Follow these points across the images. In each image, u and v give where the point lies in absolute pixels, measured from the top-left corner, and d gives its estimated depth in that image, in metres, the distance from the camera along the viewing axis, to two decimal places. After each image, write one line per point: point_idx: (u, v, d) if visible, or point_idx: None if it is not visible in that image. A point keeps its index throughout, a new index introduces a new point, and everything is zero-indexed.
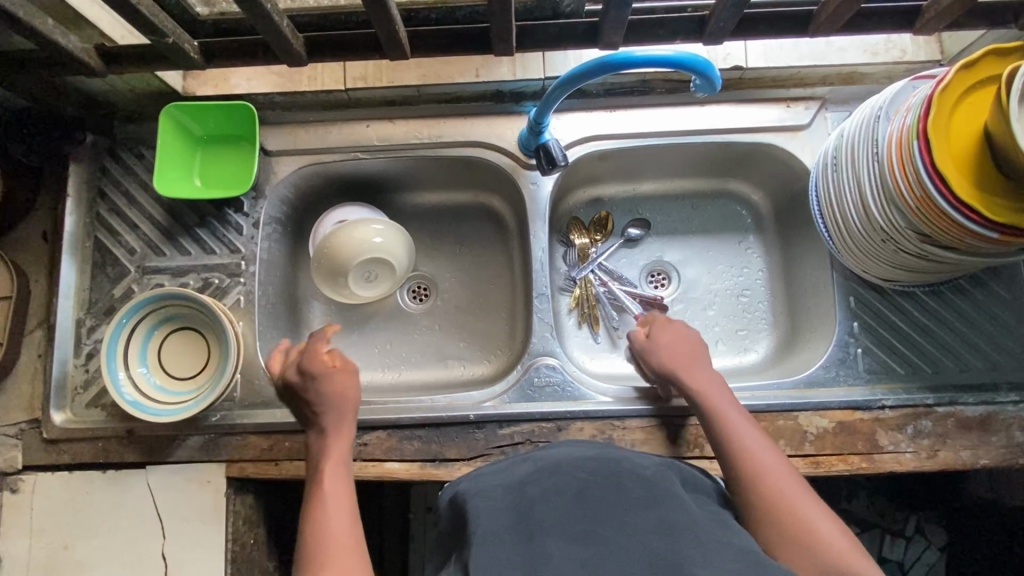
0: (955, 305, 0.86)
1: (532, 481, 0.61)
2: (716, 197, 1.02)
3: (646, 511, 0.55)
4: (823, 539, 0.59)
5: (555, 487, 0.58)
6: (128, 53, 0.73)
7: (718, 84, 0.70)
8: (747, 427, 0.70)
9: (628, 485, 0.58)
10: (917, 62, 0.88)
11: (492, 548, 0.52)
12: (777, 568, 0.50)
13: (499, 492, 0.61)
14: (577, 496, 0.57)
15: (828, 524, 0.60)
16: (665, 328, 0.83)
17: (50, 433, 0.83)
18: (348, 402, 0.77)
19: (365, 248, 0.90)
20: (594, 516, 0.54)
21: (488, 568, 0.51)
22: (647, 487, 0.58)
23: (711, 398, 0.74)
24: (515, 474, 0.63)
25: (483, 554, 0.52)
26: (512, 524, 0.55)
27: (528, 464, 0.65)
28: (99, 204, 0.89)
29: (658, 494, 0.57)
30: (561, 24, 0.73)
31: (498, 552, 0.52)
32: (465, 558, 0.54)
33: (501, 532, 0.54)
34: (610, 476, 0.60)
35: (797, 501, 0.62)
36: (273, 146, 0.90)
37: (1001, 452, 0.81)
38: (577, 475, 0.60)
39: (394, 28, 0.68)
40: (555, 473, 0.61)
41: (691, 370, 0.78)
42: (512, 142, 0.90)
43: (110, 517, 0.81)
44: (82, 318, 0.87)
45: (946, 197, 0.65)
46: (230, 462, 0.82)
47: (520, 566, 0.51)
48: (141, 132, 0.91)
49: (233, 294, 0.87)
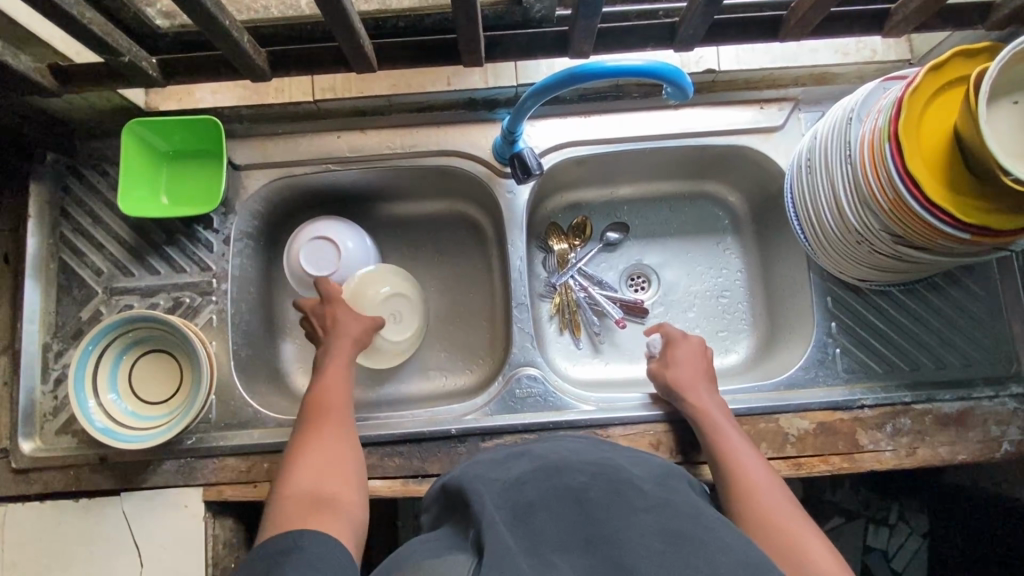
0: (931, 303, 0.87)
1: (531, 481, 0.60)
2: (694, 199, 1.02)
3: (647, 513, 0.53)
4: (805, 551, 0.59)
5: (555, 492, 0.57)
6: (84, 71, 0.70)
7: (689, 91, 0.69)
8: (740, 442, 0.73)
9: (631, 492, 0.57)
10: (887, 62, 0.88)
11: (500, 535, 0.51)
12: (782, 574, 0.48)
13: (498, 487, 0.60)
14: (576, 502, 0.56)
15: (810, 536, 0.61)
16: (679, 344, 0.85)
17: (19, 463, 0.81)
18: (358, 333, 0.84)
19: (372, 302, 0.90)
20: (595, 521, 0.53)
21: (498, 551, 0.49)
22: (649, 496, 0.57)
23: (712, 425, 0.75)
24: (513, 472, 0.63)
25: (492, 535, 0.51)
26: (511, 525, 0.54)
27: (530, 463, 0.64)
28: (63, 224, 0.86)
29: (659, 501, 0.56)
30: (531, 34, 0.72)
31: (502, 538, 0.50)
32: (476, 538, 0.52)
33: (501, 525, 0.53)
34: (610, 482, 0.58)
35: (783, 516, 0.63)
36: (242, 160, 0.88)
37: (977, 447, 0.82)
38: (577, 480, 0.59)
39: (359, 41, 0.66)
40: (557, 477, 0.60)
41: (696, 392, 0.79)
42: (486, 150, 0.89)
43: (85, 547, 0.79)
44: (49, 343, 0.84)
45: (918, 199, 0.65)
46: (208, 485, 0.81)
47: (528, 565, 0.49)
48: (104, 149, 0.88)
49: (205, 313, 0.86)
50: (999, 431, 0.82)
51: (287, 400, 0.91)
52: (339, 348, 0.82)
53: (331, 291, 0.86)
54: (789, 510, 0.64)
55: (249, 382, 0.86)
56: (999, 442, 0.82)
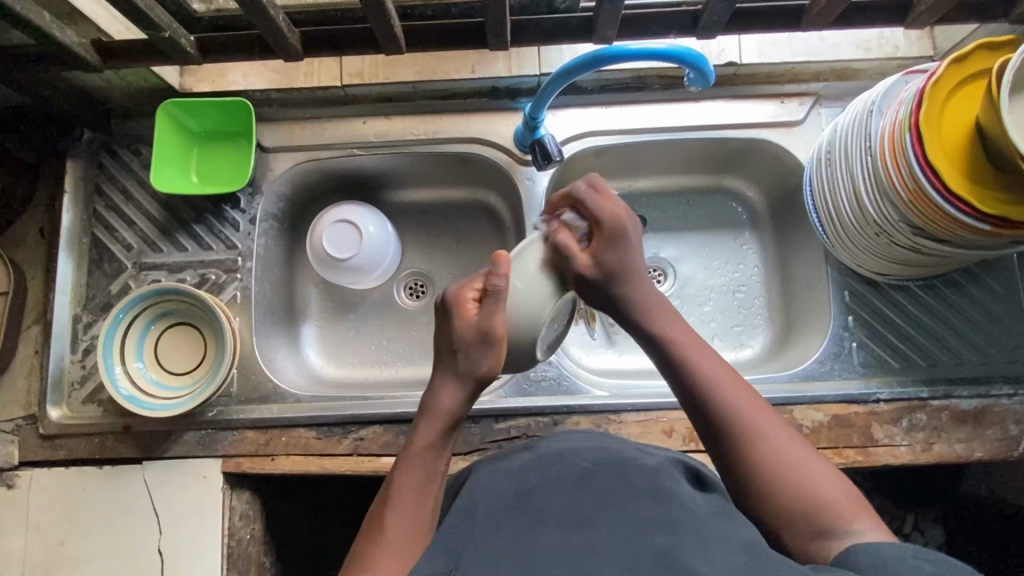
0: (950, 300, 0.86)
1: (533, 468, 0.59)
2: (712, 194, 1.02)
3: (649, 499, 0.52)
4: (797, 478, 0.53)
5: (556, 475, 0.57)
6: (126, 48, 0.73)
7: (711, 78, 0.71)
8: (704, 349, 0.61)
9: (634, 476, 0.56)
10: (910, 58, 0.88)
11: (484, 540, 0.50)
12: (781, 563, 0.47)
13: (502, 475, 0.60)
14: (579, 484, 0.55)
15: (818, 475, 0.54)
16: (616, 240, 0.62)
17: (46, 429, 0.84)
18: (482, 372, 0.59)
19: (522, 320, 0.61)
20: (596, 504, 0.52)
21: (491, 549, 0.49)
22: (651, 478, 0.56)
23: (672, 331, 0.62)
24: (518, 459, 0.63)
25: (486, 531, 0.51)
26: (511, 511, 0.53)
27: (532, 451, 0.64)
28: (96, 201, 0.89)
29: (660, 485, 0.55)
30: (555, 19, 0.73)
31: (495, 538, 0.50)
32: (477, 528, 0.52)
33: (500, 516, 0.53)
34: (614, 465, 0.58)
35: (764, 436, 0.56)
36: (270, 142, 0.90)
37: (995, 444, 0.81)
38: (581, 466, 0.58)
39: (389, 22, 0.68)
40: (559, 461, 0.59)
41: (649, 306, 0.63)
42: (508, 138, 0.90)
43: (107, 513, 0.81)
44: (79, 315, 0.87)
45: (939, 189, 0.65)
46: (227, 457, 0.82)
47: (518, 551, 0.48)
48: (138, 129, 0.91)
49: (230, 290, 0.88)
50: (1017, 430, 0.81)
51: (306, 378, 0.93)
52: (454, 414, 0.59)
53: (494, 330, 0.58)
54: (787, 444, 0.55)
55: (268, 358, 0.88)
56: (1017, 441, 0.81)
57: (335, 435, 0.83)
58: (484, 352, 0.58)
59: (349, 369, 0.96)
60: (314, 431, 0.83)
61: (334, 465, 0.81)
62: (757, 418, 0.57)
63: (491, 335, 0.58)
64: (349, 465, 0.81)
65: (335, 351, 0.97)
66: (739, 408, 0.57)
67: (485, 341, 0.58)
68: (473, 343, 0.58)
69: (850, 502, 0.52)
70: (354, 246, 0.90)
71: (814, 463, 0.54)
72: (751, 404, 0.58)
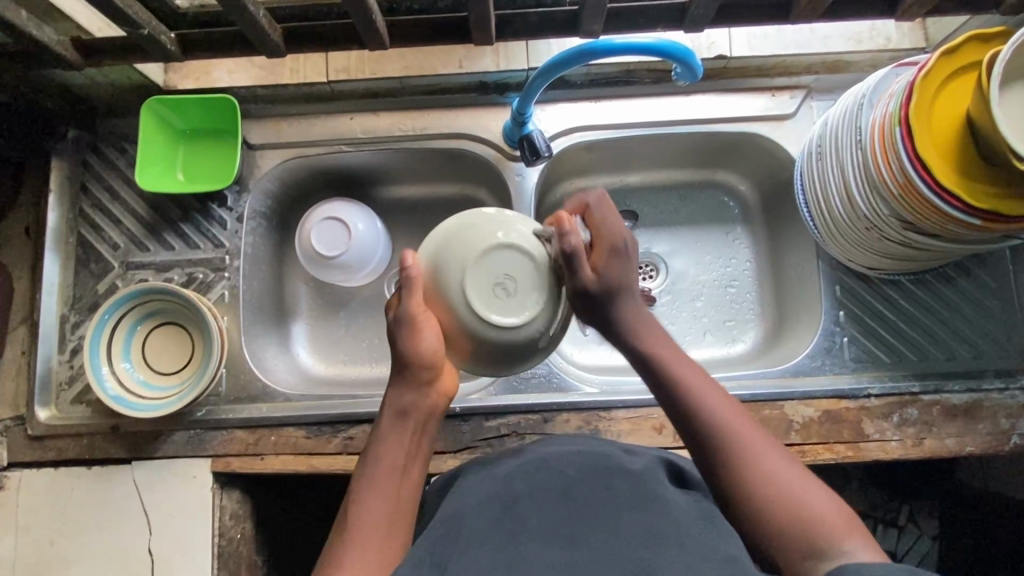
0: (941, 294, 0.86)
1: (518, 475, 0.59)
2: (704, 188, 1.01)
3: (632, 510, 0.52)
4: (796, 503, 0.53)
5: (541, 483, 0.56)
6: (107, 45, 0.72)
7: (698, 72, 0.70)
8: (701, 376, 0.61)
9: (618, 482, 0.55)
10: (902, 49, 0.87)
11: (467, 549, 0.50)
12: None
13: (487, 482, 0.59)
14: (562, 495, 0.54)
15: (817, 500, 0.53)
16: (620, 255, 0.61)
17: (35, 430, 0.83)
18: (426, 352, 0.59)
19: (447, 290, 0.58)
20: (579, 518, 0.52)
21: (472, 560, 0.49)
22: (635, 484, 0.55)
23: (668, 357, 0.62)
24: (502, 466, 0.62)
25: (469, 540, 0.51)
26: (495, 519, 0.53)
27: (517, 457, 0.63)
28: (82, 200, 0.88)
29: (644, 492, 0.54)
30: (542, 13, 0.72)
31: (477, 550, 0.50)
32: (459, 537, 0.51)
33: (483, 525, 0.52)
34: (598, 472, 0.57)
35: (763, 462, 0.55)
36: (258, 139, 0.90)
37: (987, 439, 0.81)
38: (565, 474, 0.57)
39: (372, 17, 0.67)
40: (544, 467, 0.59)
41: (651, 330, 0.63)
42: (497, 133, 0.89)
43: (96, 513, 0.81)
44: (66, 315, 0.87)
45: (929, 184, 0.65)
46: (216, 457, 0.82)
47: (502, 565, 0.48)
48: (123, 127, 0.90)
49: (217, 289, 0.87)
50: (1009, 424, 0.81)
51: (295, 377, 0.92)
52: (433, 402, 0.61)
53: (416, 313, 0.59)
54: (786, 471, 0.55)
55: (257, 358, 0.88)
56: (1009, 436, 0.81)
57: (324, 434, 0.82)
58: (411, 336, 0.59)
59: (340, 367, 0.96)
60: (303, 431, 0.83)
61: (324, 464, 0.81)
62: (754, 444, 0.56)
63: (414, 318, 0.59)
64: (339, 464, 0.81)
65: (325, 349, 0.96)
66: (736, 432, 0.57)
67: (412, 326, 0.59)
68: (402, 331, 0.59)
69: (847, 524, 0.52)
70: (347, 246, 0.89)
71: (813, 488, 0.54)
72: (749, 431, 0.57)
